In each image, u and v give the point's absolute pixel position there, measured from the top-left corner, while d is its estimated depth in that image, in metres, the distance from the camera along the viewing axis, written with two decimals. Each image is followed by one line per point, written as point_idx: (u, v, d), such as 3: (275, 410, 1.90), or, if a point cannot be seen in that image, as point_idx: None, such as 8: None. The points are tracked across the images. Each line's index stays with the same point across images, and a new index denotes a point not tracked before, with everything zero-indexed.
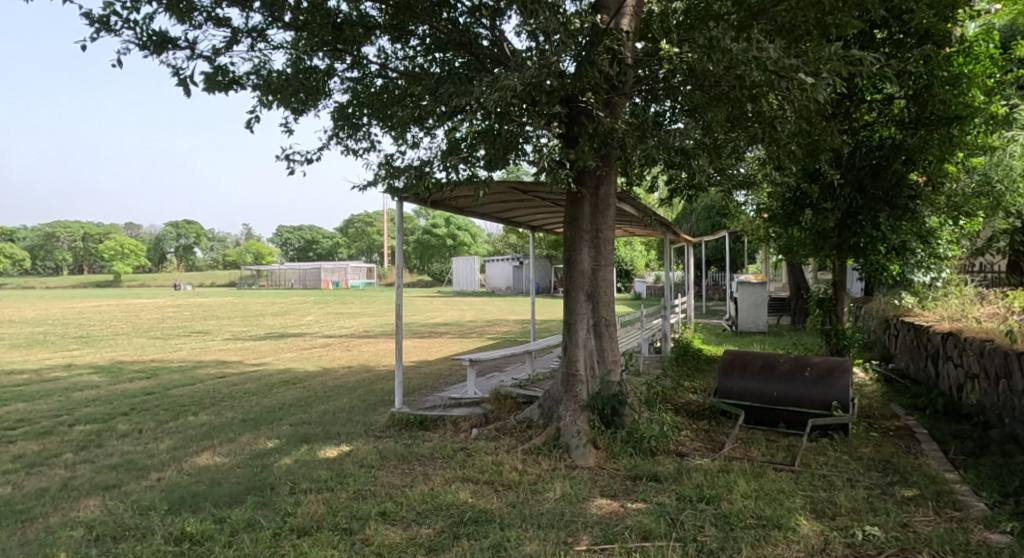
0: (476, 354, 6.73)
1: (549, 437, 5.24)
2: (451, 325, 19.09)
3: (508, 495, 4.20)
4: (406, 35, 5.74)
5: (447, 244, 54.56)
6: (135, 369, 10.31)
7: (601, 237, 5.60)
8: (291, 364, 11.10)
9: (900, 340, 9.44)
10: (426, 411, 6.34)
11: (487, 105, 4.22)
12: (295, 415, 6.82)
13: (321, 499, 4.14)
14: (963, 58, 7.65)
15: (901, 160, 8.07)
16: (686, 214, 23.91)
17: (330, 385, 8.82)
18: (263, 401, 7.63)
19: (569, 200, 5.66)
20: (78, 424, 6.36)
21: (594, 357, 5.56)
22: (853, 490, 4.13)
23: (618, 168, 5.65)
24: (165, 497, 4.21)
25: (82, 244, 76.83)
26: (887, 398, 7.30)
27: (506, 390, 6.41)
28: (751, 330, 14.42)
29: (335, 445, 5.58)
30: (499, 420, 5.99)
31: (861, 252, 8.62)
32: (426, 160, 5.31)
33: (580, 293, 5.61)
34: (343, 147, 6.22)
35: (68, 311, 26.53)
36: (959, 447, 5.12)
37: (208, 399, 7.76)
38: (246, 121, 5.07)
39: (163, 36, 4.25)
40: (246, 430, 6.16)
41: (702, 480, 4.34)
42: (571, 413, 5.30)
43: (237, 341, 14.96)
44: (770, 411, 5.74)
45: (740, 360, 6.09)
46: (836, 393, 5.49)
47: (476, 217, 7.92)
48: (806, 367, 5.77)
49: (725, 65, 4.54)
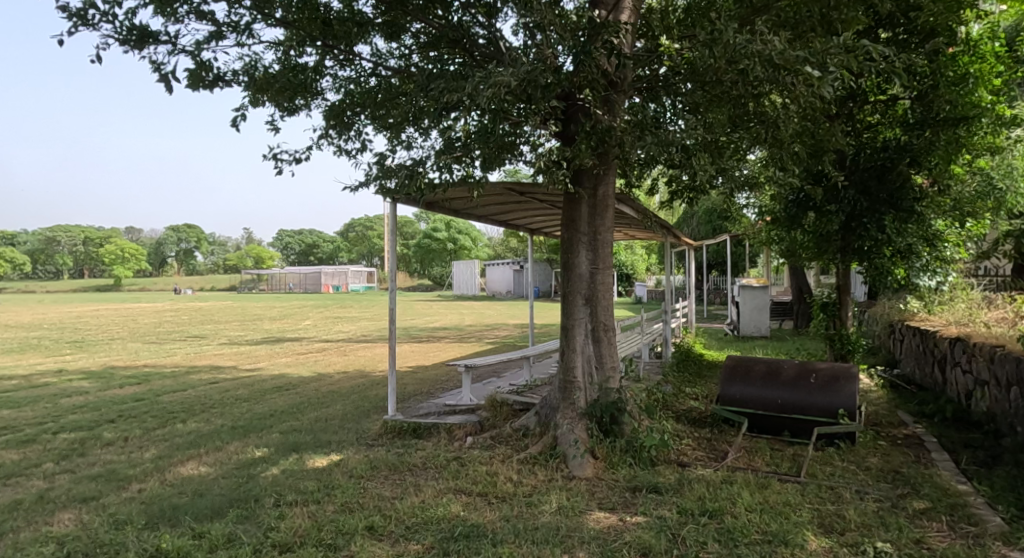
0: (471, 360, 6.55)
1: (546, 446, 5.07)
2: (450, 330, 18.89)
3: (502, 508, 4.02)
4: (400, 31, 5.59)
5: (448, 248, 54.38)
6: (127, 375, 10.13)
7: (599, 239, 5.43)
8: (285, 370, 10.92)
9: (906, 346, 9.25)
10: (420, 418, 6.16)
11: (479, 101, 4.08)
12: (285, 423, 6.64)
13: (306, 512, 3.96)
14: (969, 57, 7.47)
15: (905, 162, 7.95)
16: (687, 217, 23.71)
17: (324, 391, 8.63)
18: (254, 408, 7.46)
19: (567, 201, 5.49)
20: (62, 431, 6.19)
21: (593, 363, 5.38)
22: (863, 503, 3.95)
23: (617, 167, 5.48)
24: (144, 510, 4.05)
25: (82, 249, 76.71)
26: (894, 405, 7.11)
27: (502, 397, 6.22)
28: (754, 335, 14.23)
29: (325, 454, 5.41)
30: (495, 429, 5.80)
31: (866, 255, 8.45)
32: (418, 160, 5.17)
33: (578, 297, 5.43)
34: (335, 148, 6.06)
35: (66, 316, 26.30)
36: (971, 457, 4.93)
37: (199, 406, 7.59)
38: (232, 121, 4.89)
39: (143, 30, 4.11)
40: (234, 439, 5.99)
41: (704, 492, 4.16)
42: (568, 421, 5.12)
43: (233, 346, 14.79)
44: (774, 419, 5.56)
45: (742, 367, 5.91)
46: (842, 400, 5.32)
47: (472, 219, 7.75)
48: (811, 374, 5.59)
49: (728, 63, 4.37)
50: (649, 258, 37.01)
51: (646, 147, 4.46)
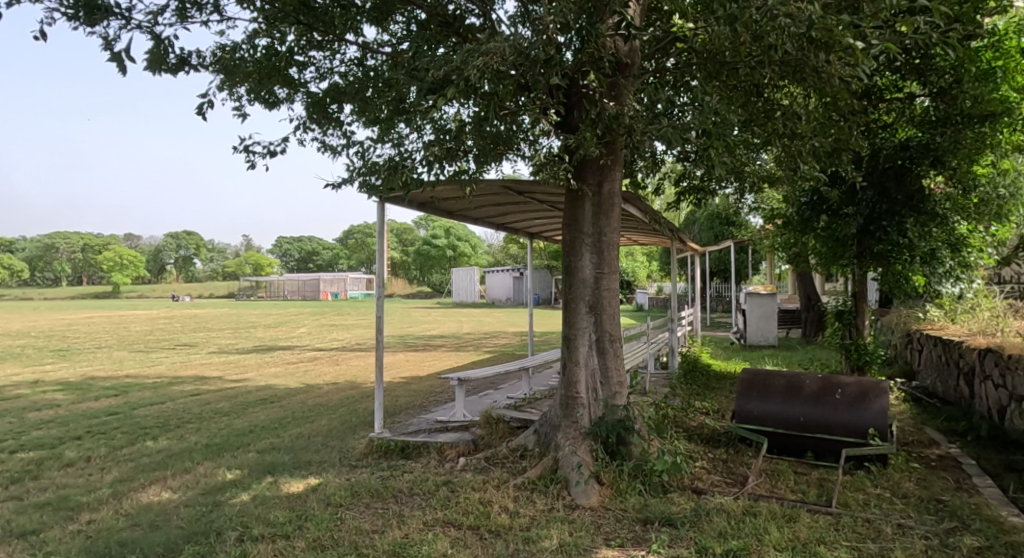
0: (465, 373, 6.04)
1: (546, 470, 4.58)
2: (448, 338, 18.39)
3: (495, 545, 3.54)
4: (388, 17, 5.19)
5: (447, 255, 54.07)
6: (105, 386, 9.61)
7: (604, 241, 4.96)
8: (273, 380, 10.41)
9: (925, 355, 8.76)
10: (409, 436, 5.67)
11: (469, 76, 3.62)
12: (264, 440, 6.14)
13: (271, 550, 3.48)
14: (991, 53, 7.01)
15: (928, 162, 7.49)
16: (689, 223, 23.39)
17: (311, 404, 8.13)
18: (233, 423, 6.95)
19: (569, 200, 5.03)
20: (19, 451, 5.68)
21: (597, 376, 4.91)
22: (908, 541, 3.46)
23: (624, 164, 5.03)
24: (88, 547, 3.55)
25: (81, 255, 76.09)
26: (919, 422, 6.62)
27: (498, 413, 5.72)
28: (761, 344, 13.74)
29: (302, 477, 4.93)
30: (489, 448, 5.31)
31: (884, 261, 8.02)
32: (407, 154, 4.75)
33: (581, 304, 4.96)
34: (318, 141, 5.61)
35: (57, 323, 25.63)
36: (1018, 483, 4.44)
37: (175, 420, 7.09)
38: (198, 108, 4.38)
39: (91, 2, 3.63)
40: (206, 459, 5.49)
41: (724, 526, 3.67)
42: (570, 442, 4.64)
43: (222, 355, 14.27)
44: (796, 439, 5.07)
45: (760, 381, 5.40)
46: (872, 418, 4.83)
47: (468, 221, 7.32)
48: (836, 390, 5.10)
49: (752, 39, 3.96)
50: (650, 265, 36.64)
51: (660, 131, 3.96)
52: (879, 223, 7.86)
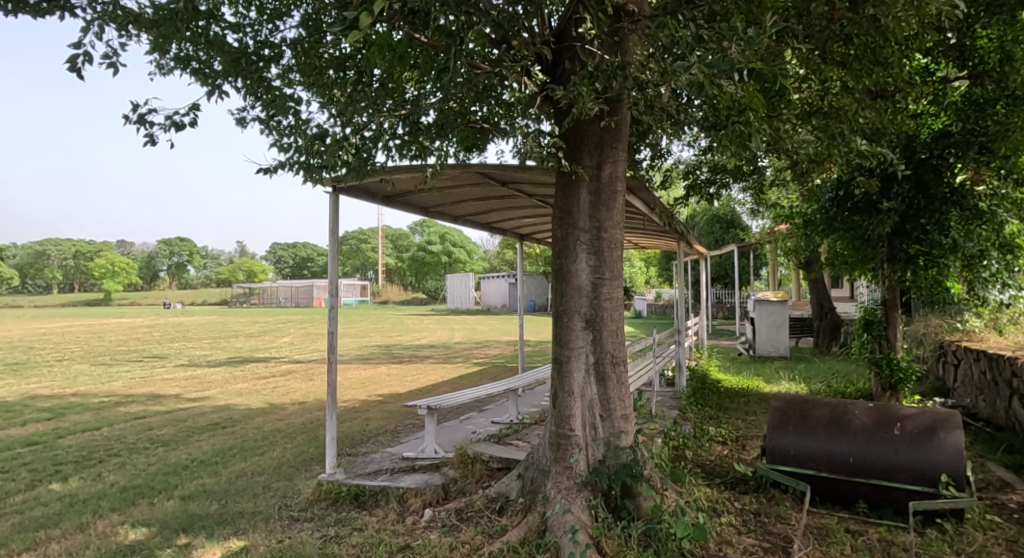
0: (436, 399, 4.99)
1: (532, 531, 3.55)
2: (437, 348, 17.28)
3: None
4: None
5: (442, 260, 53.02)
6: (42, 407, 8.50)
7: (605, 237, 3.94)
8: (234, 399, 9.33)
9: (963, 371, 7.75)
10: (366, 478, 4.65)
11: None
12: (196, 481, 5.10)
13: None
14: None
15: (973, 151, 6.39)
16: (689, 225, 22.47)
17: (268, 429, 7.09)
18: (168, 456, 5.89)
19: (560, 187, 4.03)
20: None
21: (596, 408, 3.91)
22: None
23: (628, 141, 4.02)
24: None
25: (73, 262, 74.41)
26: (977, 455, 5.60)
27: (475, 450, 4.70)
28: (771, 355, 12.73)
29: (224, 539, 3.89)
30: (463, 496, 4.29)
31: (919, 263, 6.96)
32: (352, 127, 3.76)
33: (575, 317, 3.95)
34: (248, 116, 4.60)
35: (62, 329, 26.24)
36: None
37: (102, 452, 6.04)
38: (69, 62, 3.34)
39: None
40: (113, 509, 4.44)
41: None
42: (563, 496, 3.63)
43: (191, 368, 13.11)
44: (845, 485, 4.08)
45: (798, 410, 4.37)
46: (943, 462, 3.84)
47: (445, 219, 6.30)
48: (895, 423, 4.08)
49: None
50: (648, 271, 35.70)
51: (684, 72, 2.86)
52: (916, 220, 6.86)
